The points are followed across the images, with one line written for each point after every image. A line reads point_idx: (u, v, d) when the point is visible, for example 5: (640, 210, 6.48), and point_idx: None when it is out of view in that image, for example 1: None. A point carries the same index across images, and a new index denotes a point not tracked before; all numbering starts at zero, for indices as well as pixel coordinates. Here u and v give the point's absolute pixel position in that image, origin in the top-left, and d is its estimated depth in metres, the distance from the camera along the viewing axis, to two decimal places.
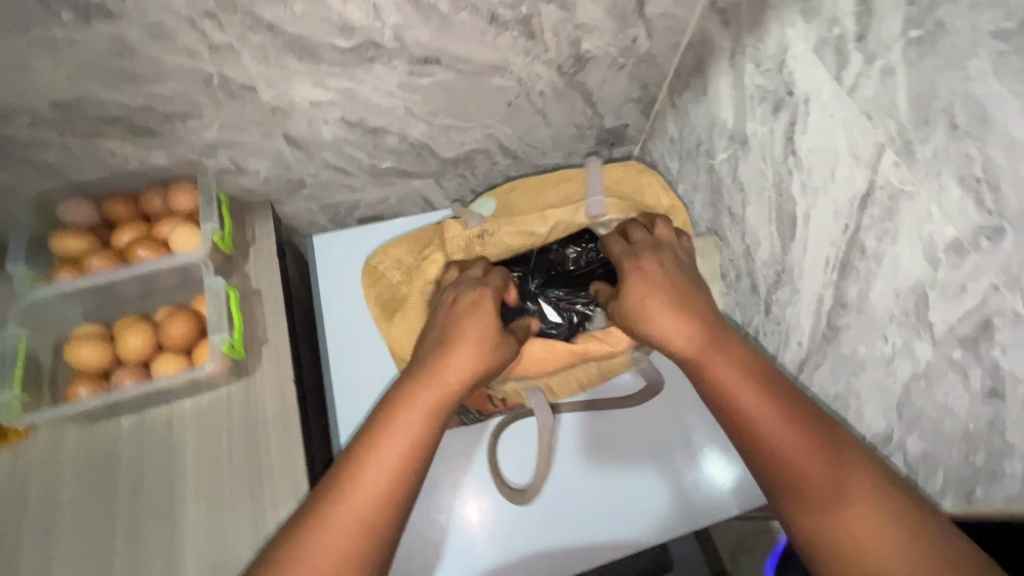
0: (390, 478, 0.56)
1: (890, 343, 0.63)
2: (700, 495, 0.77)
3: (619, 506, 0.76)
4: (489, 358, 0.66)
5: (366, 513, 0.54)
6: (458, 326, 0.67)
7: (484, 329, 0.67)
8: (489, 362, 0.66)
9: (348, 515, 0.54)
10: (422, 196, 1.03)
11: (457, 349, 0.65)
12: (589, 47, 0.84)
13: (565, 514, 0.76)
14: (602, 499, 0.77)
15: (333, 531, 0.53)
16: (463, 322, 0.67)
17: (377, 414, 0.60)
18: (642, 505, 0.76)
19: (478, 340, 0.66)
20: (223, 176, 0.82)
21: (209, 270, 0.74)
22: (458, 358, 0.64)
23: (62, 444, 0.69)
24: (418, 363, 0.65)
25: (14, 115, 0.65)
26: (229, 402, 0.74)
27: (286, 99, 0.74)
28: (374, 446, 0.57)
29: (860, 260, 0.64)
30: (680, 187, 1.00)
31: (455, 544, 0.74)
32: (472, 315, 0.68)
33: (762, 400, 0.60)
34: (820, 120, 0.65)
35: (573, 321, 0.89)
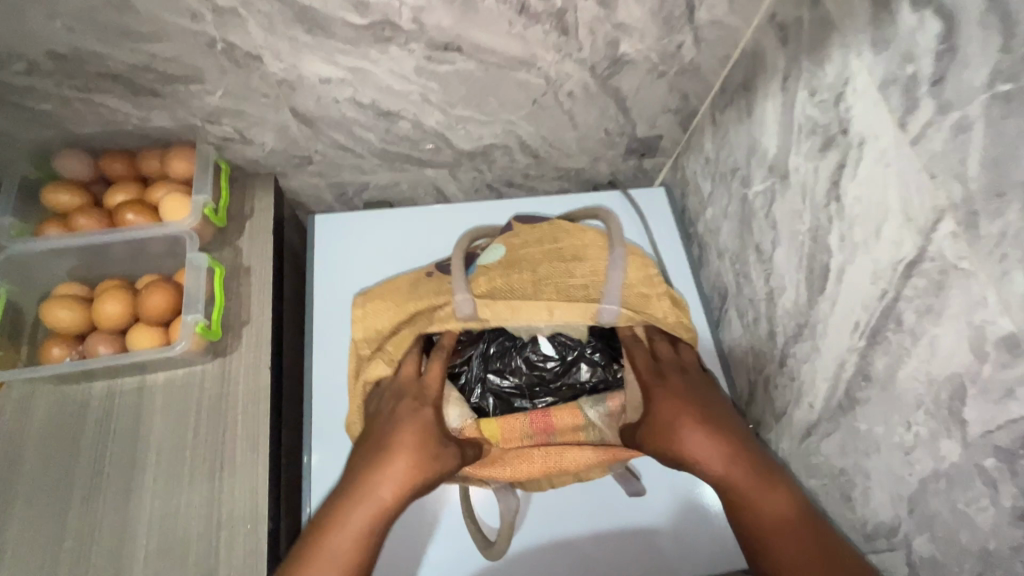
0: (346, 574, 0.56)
1: (913, 431, 0.56)
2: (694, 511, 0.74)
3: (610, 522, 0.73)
4: (442, 466, 0.64)
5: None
6: (391, 439, 0.64)
7: (418, 438, 0.64)
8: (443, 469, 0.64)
9: None
10: (434, 185, 0.98)
11: (390, 464, 0.62)
12: (627, 50, 0.76)
13: (554, 529, 0.73)
14: (593, 501, 0.74)
15: None
16: (397, 432, 0.64)
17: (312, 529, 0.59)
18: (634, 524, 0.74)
19: (413, 451, 0.63)
20: (226, 144, 0.79)
21: (194, 243, 0.71)
22: (390, 474, 0.61)
23: (33, 400, 0.68)
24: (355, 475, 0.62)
25: (11, 60, 0.62)
26: (201, 380, 0.71)
27: (295, 72, 0.70)
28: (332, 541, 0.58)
29: (893, 333, 0.57)
30: (709, 212, 0.93)
31: (437, 550, 0.71)
32: (404, 427, 0.64)
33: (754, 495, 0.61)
34: (874, 168, 0.57)
35: (567, 358, 0.76)
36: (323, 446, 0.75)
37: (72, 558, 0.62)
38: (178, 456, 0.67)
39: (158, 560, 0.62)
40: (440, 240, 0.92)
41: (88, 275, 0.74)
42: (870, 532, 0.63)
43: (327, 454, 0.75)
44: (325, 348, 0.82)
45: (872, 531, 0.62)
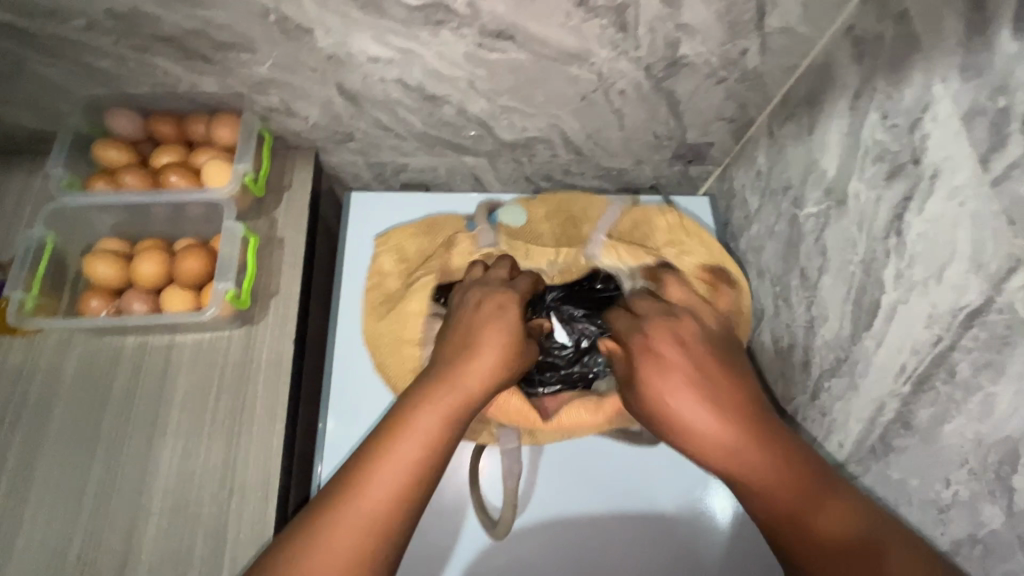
0: (408, 480, 0.46)
1: (951, 490, 0.53)
2: (694, 525, 0.71)
3: (617, 521, 0.71)
4: (513, 365, 0.56)
5: (382, 511, 0.45)
6: (477, 334, 0.57)
7: (501, 334, 0.57)
8: (513, 368, 0.56)
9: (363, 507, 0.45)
10: (472, 173, 0.97)
11: (477, 356, 0.55)
12: (687, 52, 0.73)
13: (560, 524, 0.70)
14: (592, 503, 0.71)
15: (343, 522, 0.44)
16: (482, 329, 0.57)
17: (402, 403, 0.51)
18: (642, 525, 0.71)
19: (499, 343, 0.56)
20: (271, 115, 0.79)
21: (231, 211, 0.72)
22: (477, 365, 0.54)
23: (69, 347, 0.71)
24: (434, 366, 0.55)
25: (71, 16, 0.63)
26: (227, 346, 0.72)
27: (344, 49, 0.69)
28: (386, 446, 0.48)
29: (943, 383, 0.53)
30: (753, 228, 0.88)
31: (434, 528, 0.69)
32: (491, 323, 0.57)
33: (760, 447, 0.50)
34: (945, 204, 0.53)
35: (580, 345, 0.78)
36: (338, 418, 0.75)
37: (93, 504, 0.64)
38: (199, 416, 0.68)
39: (173, 516, 0.64)
40: None
41: (129, 232, 0.75)
42: None
43: (343, 425, 0.75)
44: (349, 323, 0.82)
45: None
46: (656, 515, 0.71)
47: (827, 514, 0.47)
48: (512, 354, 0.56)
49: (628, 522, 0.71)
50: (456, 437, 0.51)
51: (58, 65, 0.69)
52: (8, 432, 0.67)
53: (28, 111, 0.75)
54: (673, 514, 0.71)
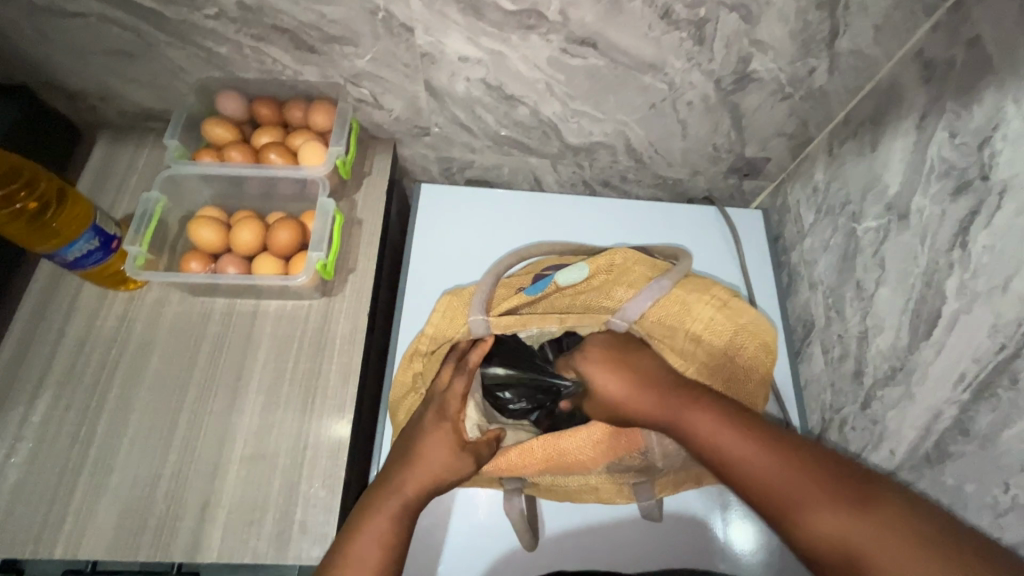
0: None
1: (1010, 495, 0.54)
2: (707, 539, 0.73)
3: (634, 543, 0.72)
4: (450, 472, 0.64)
5: None
6: (417, 448, 0.65)
7: (437, 448, 0.65)
8: (450, 475, 0.64)
9: None
10: (534, 173, 1.02)
11: (415, 467, 0.63)
12: (757, 68, 0.77)
13: (577, 538, 0.72)
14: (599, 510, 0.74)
15: None
16: (422, 441, 0.65)
17: (358, 511, 0.60)
18: (659, 547, 0.72)
19: (437, 454, 0.64)
20: (360, 106, 0.86)
21: (325, 188, 0.78)
22: (414, 478, 0.63)
23: (166, 303, 0.77)
24: (383, 479, 0.64)
25: (203, 6, 0.71)
26: (308, 313, 0.78)
27: (438, 47, 0.75)
28: (346, 546, 0.57)
29: (1005, 391, 0.55)
30: (807, 241, 0.91)
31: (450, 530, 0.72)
32: (430, 434, 0.65)
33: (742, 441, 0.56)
34: (1013, 219, 0.55)
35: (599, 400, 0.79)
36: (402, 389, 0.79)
37: (180, 446, 0.69)
38: (279, 376, 0.74)
39: (251, 465, 0.68)
40: (531, 223, 0.95)
41: (226, 202, 0.82)
42: None
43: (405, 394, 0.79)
44: (416, 303, 0.87)
45: None
46: (673, 540, 0.72)
47: (826, 511, 0.50)
48: (447, 463, 0.64)
49: (644, 545, 0.72)
50: (400, 541, 0.59)
51: (182, 48, 0.76)
52: (108, 377, 0.73)
53: (148, 90, 0.83)
54: (689, 542, 0.73)
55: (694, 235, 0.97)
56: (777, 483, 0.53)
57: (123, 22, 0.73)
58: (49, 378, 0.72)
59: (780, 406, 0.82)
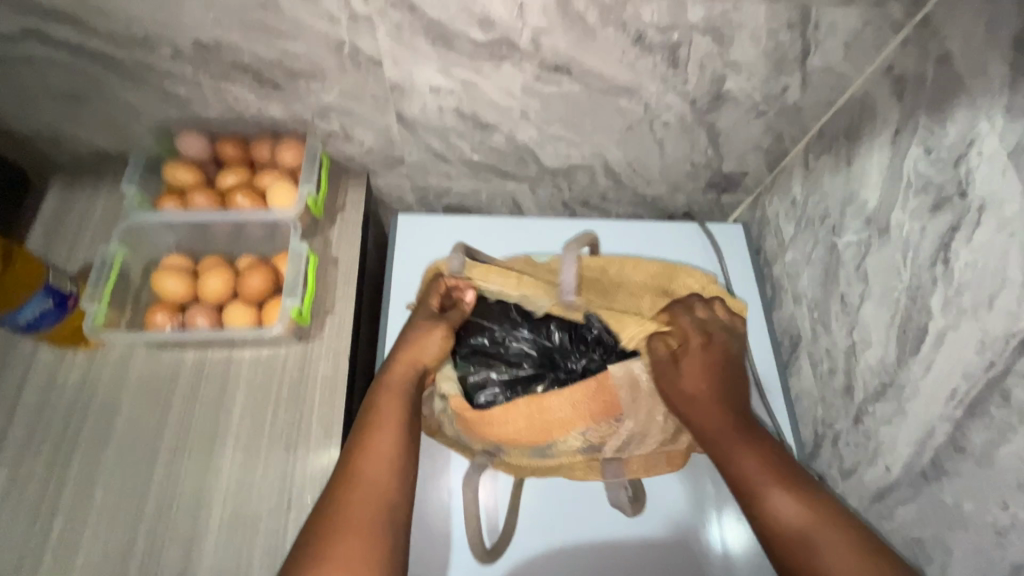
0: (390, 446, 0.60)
1: (1009, 513, 0.53)
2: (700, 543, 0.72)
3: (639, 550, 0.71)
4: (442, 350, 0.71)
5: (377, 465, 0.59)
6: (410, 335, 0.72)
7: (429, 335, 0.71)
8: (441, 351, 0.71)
9: (365, 469, 0.58)
10: (512, 197, 1.00)
11: (410, 350, 0.70)
12: (732, 87, 0.76)
13: (585, 551, 0.71)
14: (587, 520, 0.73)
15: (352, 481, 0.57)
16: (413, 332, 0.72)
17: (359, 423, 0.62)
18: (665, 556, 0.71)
19: (430, 338, 0.71)
20: (330, 140, 0.83)
21: (298, 229, 0.75)
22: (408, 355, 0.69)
23: (132, 359, 0.73)
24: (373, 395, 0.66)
25: (157, 46, 0.67)
26: (285, 361, 0.74)
27: (408, 79, 0.73)
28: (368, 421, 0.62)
29: (998, 408, 0.55)
30: (788, 254, 0.92)
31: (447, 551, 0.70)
32: (420, 329, 0.72)
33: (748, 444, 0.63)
34: (994, 236, 0.56)
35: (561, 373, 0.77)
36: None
37: (153, 513, 0.65)
38: (257, 429, 0.70)
39: (231, 528, 0.64)
40: (513, 249, 0.93)
41: (192, 247, 0.78)
42: None
43: None
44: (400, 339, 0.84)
45: None
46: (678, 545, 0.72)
47: (784, 496, 0.58)
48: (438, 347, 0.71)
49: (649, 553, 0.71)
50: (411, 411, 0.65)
51: (137, 89, 0.72)
52: (71, 444, 0.68)
53: (102, 132, 0.79)
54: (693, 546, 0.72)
55: (677, 252, 0.96)
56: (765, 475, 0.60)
57: (70, 65, 0.69)
58: (6, 449, 0.67)
59: (773, 423, 0.82)
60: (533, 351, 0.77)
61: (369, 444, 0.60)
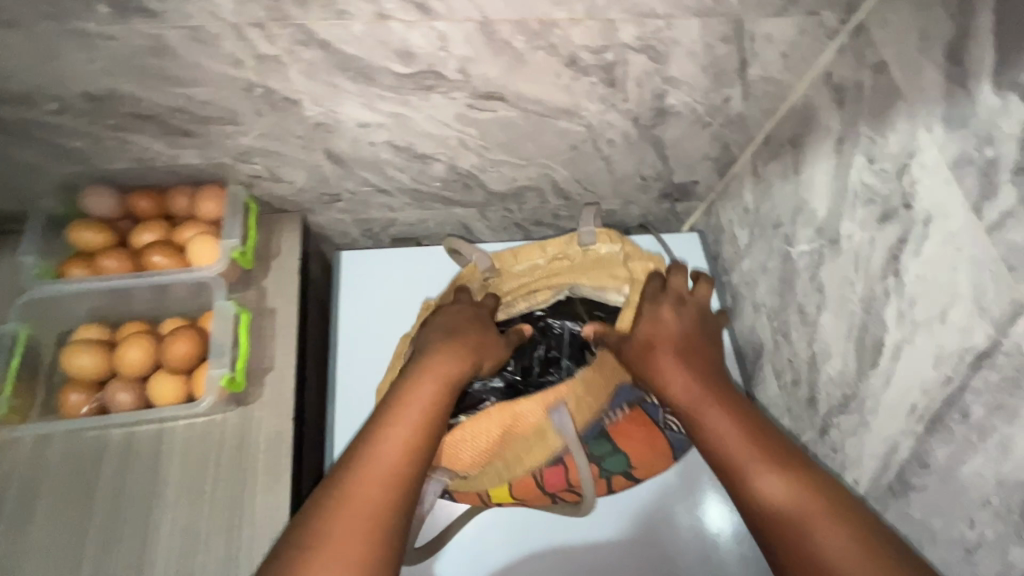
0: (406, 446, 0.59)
1: (976, 530, 0.53)
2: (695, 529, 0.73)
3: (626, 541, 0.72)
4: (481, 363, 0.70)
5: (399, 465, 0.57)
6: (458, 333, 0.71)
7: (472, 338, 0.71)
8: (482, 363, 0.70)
9: (382, 467, 0.57)
10: (462, 223, 0.96)
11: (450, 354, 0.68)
12: (674, 102, 0.74)
13: (576, 551, 0.71)
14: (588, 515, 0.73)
15: (370, 473, 0.56)
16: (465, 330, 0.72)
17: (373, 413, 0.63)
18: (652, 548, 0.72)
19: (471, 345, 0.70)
20: (256, 182, 0.77)
21: (222, 289, 0.70)
22: (451, 361, 0.68)
23: (46, 447, 0.65)
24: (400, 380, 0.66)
25: (42, 101, 0.60)
26: (223, 429, 0.68)
27: (332, 116, 0.68)
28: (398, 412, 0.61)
29: (958, 424, 0.54)
30: (745, 262, 0.90)
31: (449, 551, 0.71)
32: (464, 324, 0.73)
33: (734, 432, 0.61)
34: (941, 249, 0.54)
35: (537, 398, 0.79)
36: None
37: None
38: (197, 509, 0.64)
39: None
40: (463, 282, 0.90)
41: (109, 313, 0.71)
42: None
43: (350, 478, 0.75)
44: (350, 391, 0.81)
45: None
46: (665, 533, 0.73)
47: (771, 489, 0.56)
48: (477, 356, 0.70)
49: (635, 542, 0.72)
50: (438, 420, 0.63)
51: (28, 146, 0.65)
52: None
53: None
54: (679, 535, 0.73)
55: None
56: (753, 465, 0.58)
57: None
58: None
59: None
60: (500, 384, 0.79)
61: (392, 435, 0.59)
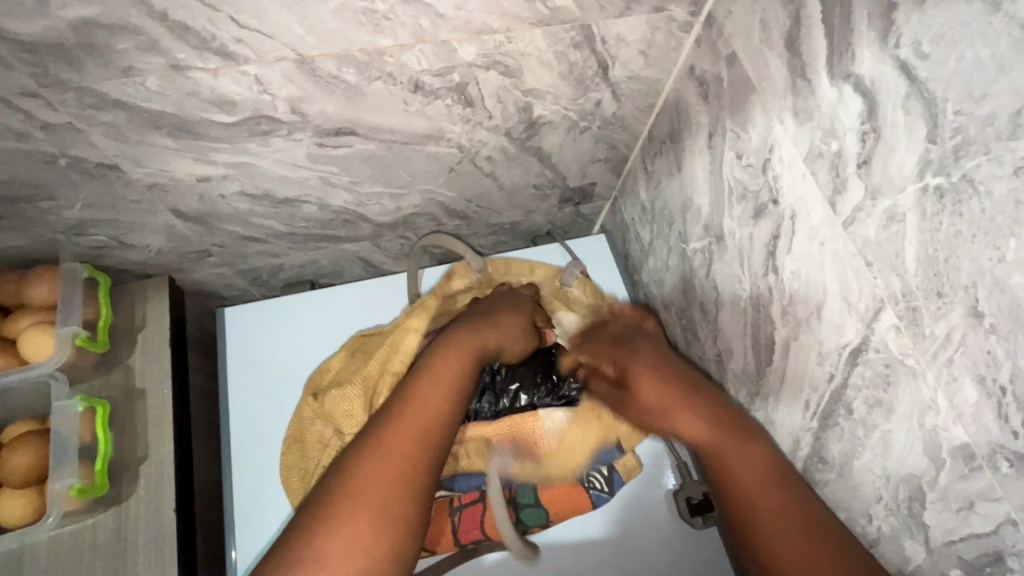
0: (439, 408, 0.58)
1: (874, 525, 0.52)
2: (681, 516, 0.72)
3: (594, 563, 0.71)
4: (520, 339, 0.68)
5: (425, 429, 0.57)
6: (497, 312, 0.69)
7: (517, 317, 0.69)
8: (519, 342, 0.68)
9: (411, 429, 0.56)
10: (359, 257, 0.90)
11: (495, 325, 0.67)
12: (542, 112, 0.70)
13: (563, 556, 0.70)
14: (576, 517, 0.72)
15: (397, 440, 0.55)
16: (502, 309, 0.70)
17: (425, 360, 0.63)
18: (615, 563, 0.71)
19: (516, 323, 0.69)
20: (103, 253, 0.70)
21: (60, 386, 0.63)
22: (494, 334, 0.66)
23: None
24: (455, 345, 0.63)
25: None
26: (94, 536, 0.62)
27: (163, 176, 0.61)
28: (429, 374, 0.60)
29: (845, 419, 0.53)
30: (651, 260, 0.88)
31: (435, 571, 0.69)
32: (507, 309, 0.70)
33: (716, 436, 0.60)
34: (807, 245, 0.53)
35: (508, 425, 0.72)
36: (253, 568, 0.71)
37: None
38: None
39: None
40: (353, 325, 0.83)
41: None
42: None
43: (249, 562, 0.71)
44: (247, 462, 0.76)
45: None
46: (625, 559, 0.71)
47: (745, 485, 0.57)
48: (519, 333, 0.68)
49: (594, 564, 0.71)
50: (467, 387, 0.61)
51: None
52: None
53: None
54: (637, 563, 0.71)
55: None
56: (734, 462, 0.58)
57: None
58: None
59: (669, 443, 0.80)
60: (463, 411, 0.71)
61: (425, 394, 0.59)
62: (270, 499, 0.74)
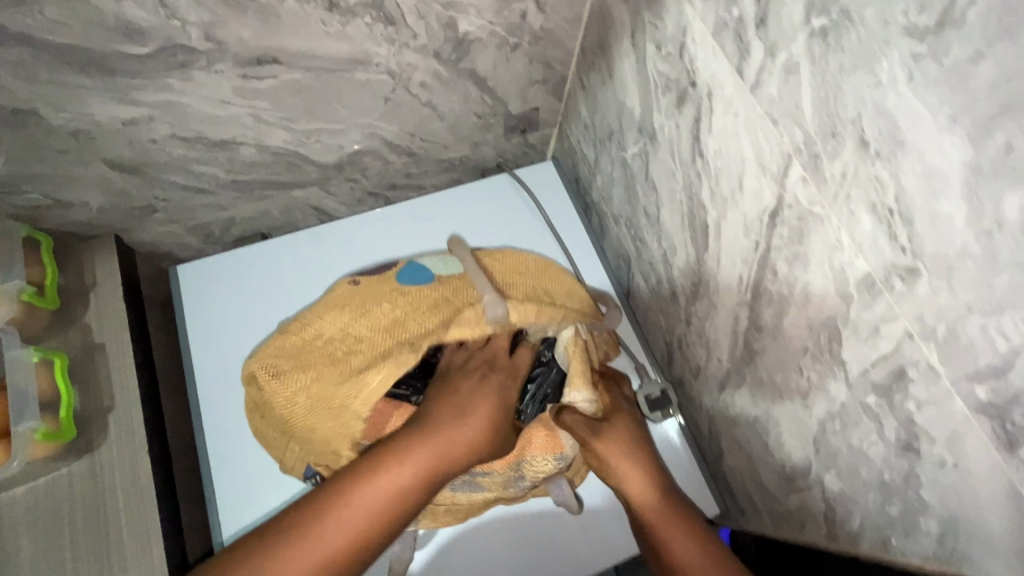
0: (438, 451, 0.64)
1: (805, 376, 0.55)
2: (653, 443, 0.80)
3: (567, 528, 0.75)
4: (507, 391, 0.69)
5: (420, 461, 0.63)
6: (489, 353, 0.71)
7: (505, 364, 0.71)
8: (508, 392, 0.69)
9: (409, 453, 0.63)
10: (310, 204, 0.89)
11: (498, 377, 0.69)
12: (468, 29, 0.70)
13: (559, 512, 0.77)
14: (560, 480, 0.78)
15: (393, 460, 0.63)
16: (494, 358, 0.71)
17: (441, 391, 0.69)
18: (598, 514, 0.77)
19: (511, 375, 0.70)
20: (40, 212, 0.69)
21: (10, 338, 0.63)
22: (497, 387, 0.69)
23: None
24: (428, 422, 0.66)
25: None
26: (71, 484, 0.64)
27: (86, 120, 0.61)
28: (438, 408, 0.67)
29: (772, 283, 0.56)
30: (599, 178, 0.90)
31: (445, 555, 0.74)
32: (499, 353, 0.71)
33: (676, 531, 0.68)
34: (724, 120, 0.55)
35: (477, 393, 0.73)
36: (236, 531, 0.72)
37: None
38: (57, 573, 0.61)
39: None
40: (308, 270, 0.85)
41: None
42: (790, 473, 0.64)
43: (235, 500, 0.73)
44: (218, 408, 0.78)
45: (791, 472, 0.63)
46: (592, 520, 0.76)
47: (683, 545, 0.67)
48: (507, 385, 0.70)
49: (567, 544, 0.75)
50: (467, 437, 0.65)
51: None
52: None
53: None
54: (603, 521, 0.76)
55: (494, 212, 0.92)
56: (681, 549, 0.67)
57: None
58: None
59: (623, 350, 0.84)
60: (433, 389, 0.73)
61: (429, 426, 0.65)
62: (247, 439, 0.76)
